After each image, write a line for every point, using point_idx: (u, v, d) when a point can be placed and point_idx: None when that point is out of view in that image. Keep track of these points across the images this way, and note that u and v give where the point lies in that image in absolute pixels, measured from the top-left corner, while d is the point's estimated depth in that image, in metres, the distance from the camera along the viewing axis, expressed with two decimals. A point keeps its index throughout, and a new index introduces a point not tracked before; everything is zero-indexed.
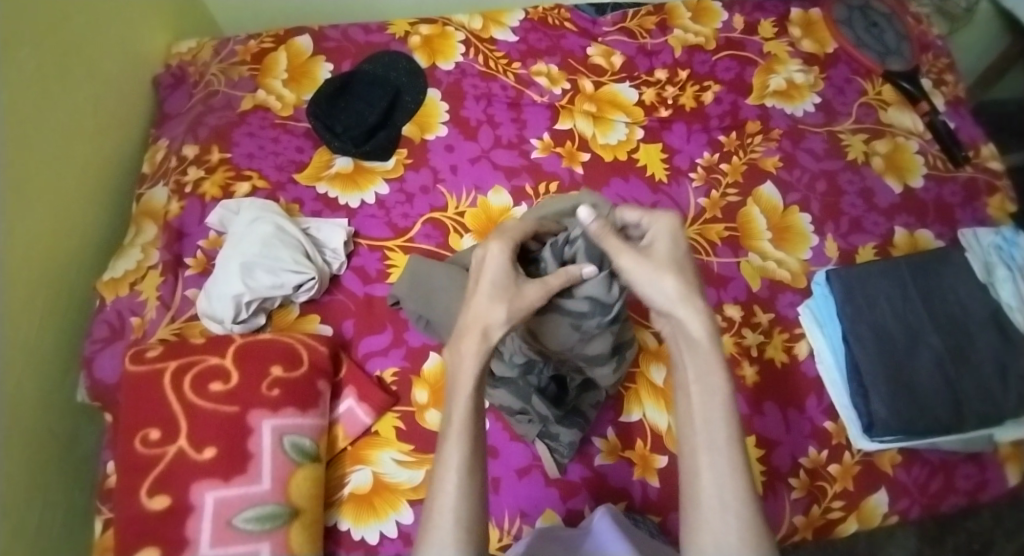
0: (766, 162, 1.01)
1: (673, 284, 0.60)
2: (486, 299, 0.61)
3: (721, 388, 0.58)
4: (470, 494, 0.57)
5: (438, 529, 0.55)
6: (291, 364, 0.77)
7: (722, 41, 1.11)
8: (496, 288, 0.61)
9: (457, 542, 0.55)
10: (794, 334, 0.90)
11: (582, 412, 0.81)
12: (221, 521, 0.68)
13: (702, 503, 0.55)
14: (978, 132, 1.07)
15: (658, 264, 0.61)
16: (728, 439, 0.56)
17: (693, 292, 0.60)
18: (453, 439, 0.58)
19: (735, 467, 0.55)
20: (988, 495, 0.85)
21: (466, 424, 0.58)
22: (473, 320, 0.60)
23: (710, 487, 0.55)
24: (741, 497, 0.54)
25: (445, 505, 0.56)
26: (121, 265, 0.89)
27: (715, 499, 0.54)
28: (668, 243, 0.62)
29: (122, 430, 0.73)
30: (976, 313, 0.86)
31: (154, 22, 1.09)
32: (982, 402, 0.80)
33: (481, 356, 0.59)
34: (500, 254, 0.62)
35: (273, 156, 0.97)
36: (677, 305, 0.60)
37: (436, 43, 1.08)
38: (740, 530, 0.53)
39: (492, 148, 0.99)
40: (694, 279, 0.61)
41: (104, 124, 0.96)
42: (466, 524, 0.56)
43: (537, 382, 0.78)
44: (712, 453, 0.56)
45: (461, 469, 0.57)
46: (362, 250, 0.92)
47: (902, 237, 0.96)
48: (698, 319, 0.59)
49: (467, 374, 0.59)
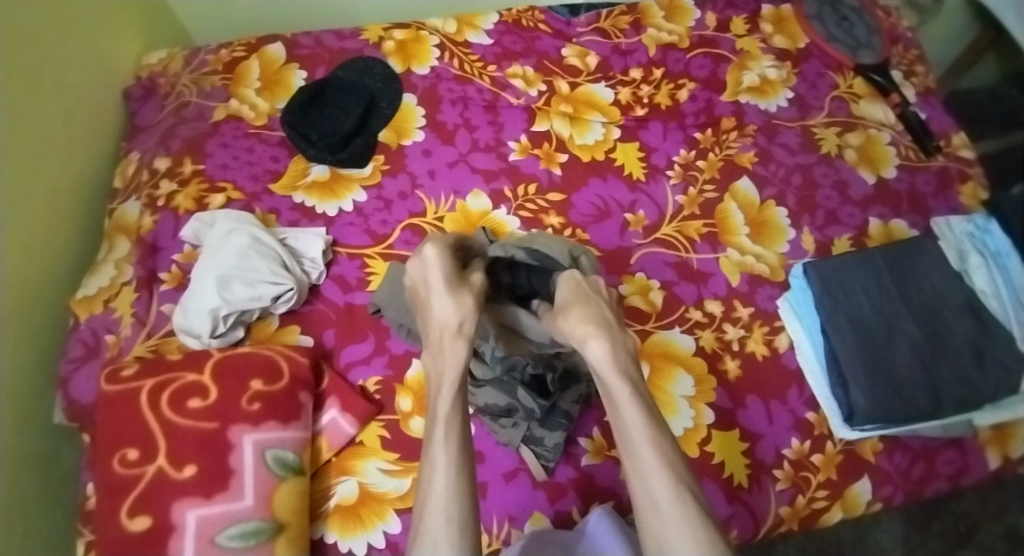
0: (742, 158, 1.01)
1: (577, 322, 0.67)
2: (446, 298, 0.67)
3: (627, 399, 0.63)
4: (460, 492, 0.57)
5: (434, 531, 0.55)
6: (271, 378, 0.77)
7: (695, 39, 1.12)
8: (449, 287, 0.67)
9: (453, 544, 0.55)
10: (775, 326, 0.90)
11: (565, 411, 0.80)
12: (204, 539, 0.67)
13: (644, 513, 0.59)
14: (949, 122, 1.09)
15: (583, 317, 0.67)
16: (660, 458, 0.60)
17: (610, 340, 0.66)
18: (440, 442, 0.60)
19: (659, 467, 0.59)
20: (970, 479, 0.86)
21: (450, 429, 0.61)
22: (443, 320, 0.66)
23: (643, 499, 0.59)
24: (669, 492, 0.58)
25: (436, 507, 0.57)
26: (95, 282, 0.87)
27: (658, 507, 0.58)
28: (570, 290, 0.71)
29: (100, 451, 0.71)
30: (951, 300, 0.87)
31: (123, 33, 1.07)
32: (960, 388, 0.82)
33: (462, 349, 0.65)
34: (442, 255, 0.70)
35: (247, 167, 0.96)
36: (599, 357, 0.65)
37: (410, 48, 1.07)
38: (686, 532, 0.57)
39: (470, 152, 0.99)
40: (612, 330, 0.67)
41: (75, 138, 0.94)
42: (458, 523, 0.56)
43: (522, 376, 0.79)
44: (637, 463, 0.60)
45: (450, 469, 0.58)
46: (341, 258, 0.91)
47: (877, 228, 0.98)
48: (602, 347, 0.65)
49: (449, 373, 0.64)
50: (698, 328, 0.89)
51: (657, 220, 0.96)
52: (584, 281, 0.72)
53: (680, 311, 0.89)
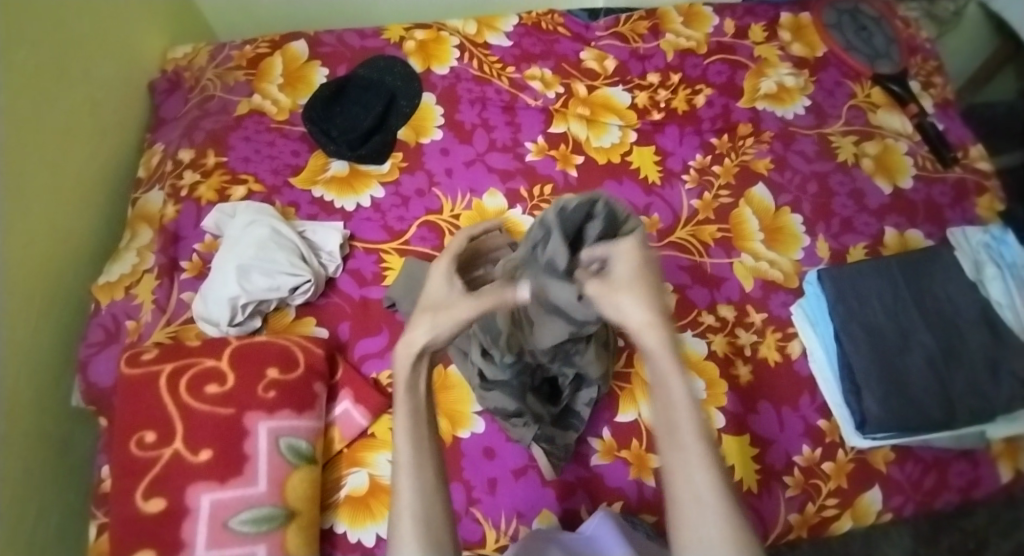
0: (758, 164, 1.02)
1: (631, 307, 0.50)
2: (422, 316, 0.57)
3: (675, 376, 0.49)
4: (430, 495, 0.55)
5: (400, 533, 0.53)
6: (287, 366, 0.78)
7: (714, 45, 1.12)
8: (427, 306, 0.58)
9: (420, 542, 0.52)
10: (787, 333, 0.90)
11: (575, 413, 0.81)
12: (217, 523, 0.68)
13: (678, 512, 0.49)
14: (967, 133, 1.09)
15: (614, 285, 0.51)
16: (701, 446, 0.49)
17: (653, 307, 0.50)
18: (401, 442, 0.55)
19: (704, 463, 0.48)
20: (982, 492, 0.86)
21: (413, 437, 0.55)
22: (412, 337, 0.56)
23: (682, 493, 0.48)
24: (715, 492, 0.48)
25: (402, 509, 0.54)
26: (117, 268, 0.89)
27: (691, 514, 0.48)
28: (631, 266, 0.52)
29: (118, 433, 0.73)
30: (966, 310, 0.87)
31: (149, 26, 1.09)
32: (973, 398, 0.81)
33: (413, 364, 0.56)
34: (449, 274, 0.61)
35: (268, 160, 0.98)
36: (638, 325, 0.50)
37: (431, 48, 1.09)
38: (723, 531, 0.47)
39: (487, 151, 1.00)
40: (657, 294, 0.51)
41: (100, 127, 0.96)
42: (427, 522, 0.53)
43: (531, 381, 0.78)
44: (682, 458, 0.49)
45: (415, 466, 0.55)
46: (358, 252, 0.92)
47: (892, 237, 0.98)
48: (649, 326, 0.49)
49: (404, 380, 0.56)
50: (710, 332, 0.88)
51: (672, 223, 0.96)
52: (637, 250, 0.53)
53: (693, 314, 0.89)
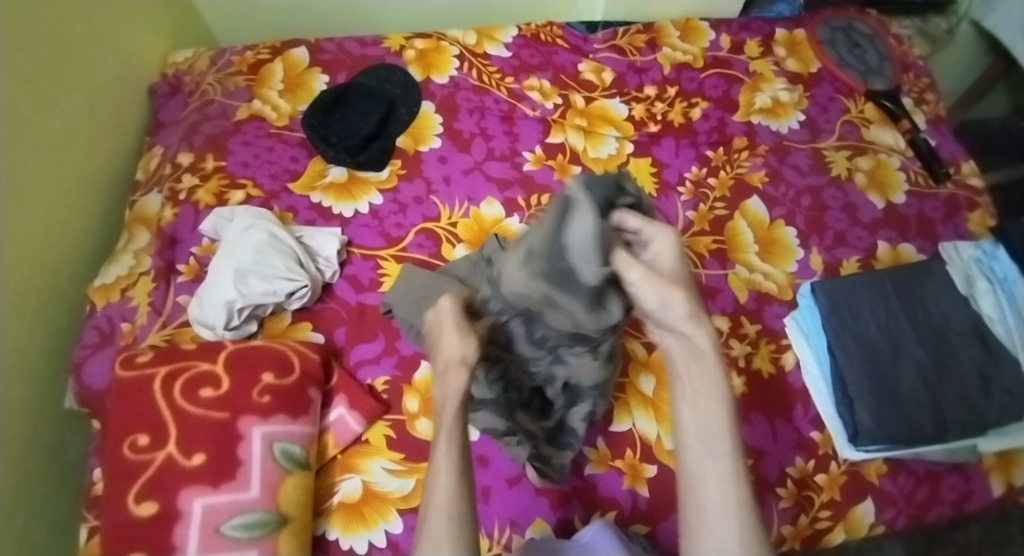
0: (753, 177, 1.03)
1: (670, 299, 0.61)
2: (454, 335, 0.67)
3: (718, 389, 0.62)
4: (460, 497, 0.60)
5: (435, 532, 0.58)
6: (283, 372, 0.78)
7: (710, 59, 1.14)
8: (456, 327, 0.67)
9: (453, 541, 0.57)
10: (781, 345, 0.91)
11: (571, 428, 0.79)
12: (209, 528, 0.68)
13: (702, 505, 0.58)
14: (958, 150, 1.11)
15: (667, 281, 0.61)
16: (730, 450, 0.60)
17: (699, 310, 0.63)
18: (444, 445, 0.62)
19: (727, 461, 0.59)
20: (974, 505, 0.86)
21: (451, 451, 0.62)
22: (448, 353, 0.67)
23: (713, 494, 0.58)
24: (734, 487, 0.58)
25: (439, 507, 0.59)
26: (113, 271, 0.89)
27: (716, 504, 0.58)
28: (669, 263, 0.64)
29: (111, 436, 0.72)
30: (957, 324, 0.88)
31: (150, 30, 1.09)
32: (965, 412, 0.82)
33: (466, 381, 0.65)
34: (454, 301, 0.70)
35: (267, 165, 0.98)
36: (689, 325, 0.62)
37: (431, 57, 1.09)
38: (741, 534, 0.56)
39: (485, 160, 1.01)
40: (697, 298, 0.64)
41: (99, 130, 0.97)
42: (461, 524, 0.59)
43: (519, 398, 0.78)
44: (709, 454, 0.60)
45: (454, 469, 0.61)
46: (355, 259, 0.92)
47: (885, 251, 0.99)
48: (701, 330, 0.63)
49: (453, 391, 0.65)
50: None
51: None
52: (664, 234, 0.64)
53: None
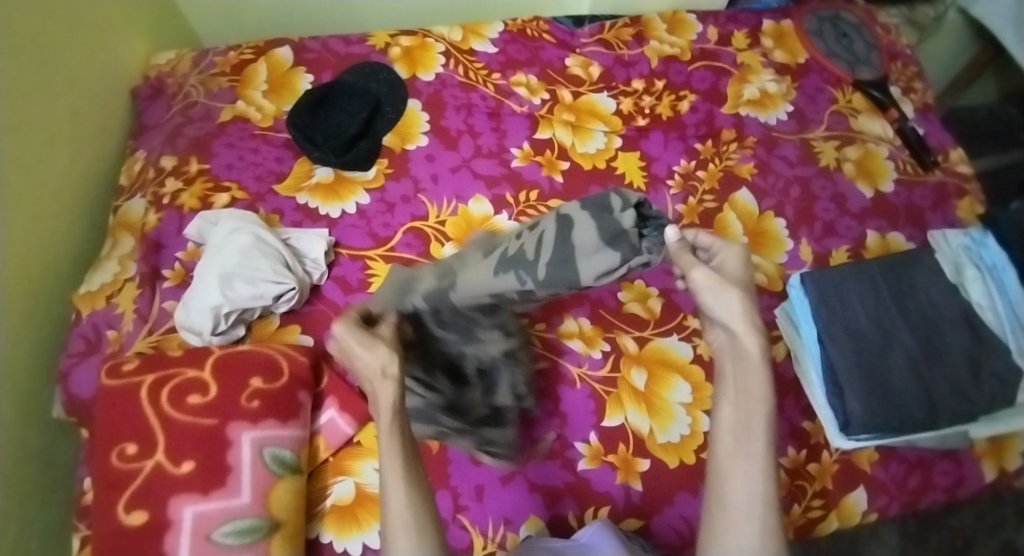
0: (742, 168, 1.02)
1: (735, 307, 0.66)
2: (363, 353, 0.67)
3: (761, 387, 0.64)
4: (417, 503, 0.62)
5: (394, 536, 0.60)
6: (271, 376, 0.77)
7: (697, 51, 1.13)
8: (360, 341, 0.68)
9: (413, 544, 0.60)
10: (771, 336, 0.92)
11: (503, 408, 0.80)
12: (200, 536, 0.67)
13: (731, 507, 0.61)
14: (946, 138, 1.11)
15: (722, 282, 0.66)
16: (765, 449, 0.62)
17: (752, 312, 0.66)
18: (389, 455, 0.63)
19: (763, 475, 0.61)
20: (966, 491, 0.87)
21: (397, 464, 0.63)
22: (368, 370, 0.67)
23: (741, 492, 0.61)
24: (766, 502, 0.60)
25: (400, 521, 0.61)
26: (98, 278, 0.88)
27: (743, 501, 0.60)
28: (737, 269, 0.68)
29: (99, 445, 0.72)
30: (947, 311, 0.88)
31: (132, 32, 1.08)
32: (956, 400, 0.82)
33: (393, 390, 0.66)
34: (348, 323, 0.69)
35: (252, 167, 0.97)
36: (739, 328, 0.65)
37: (416, 54, 1.09)
38: (761, 533, 0.59)
39: (473, 157, 1.00)
40: (754, 300, 0.67)
41: (82, 135, 0.95)
42: (417, 527, 0.61)
43: (438, 390, 0.79)
44: (746, 464, 0.62)
45: (404, 479, 0.62)
46: (343, 259, 0.91)
47: (874, 240, 0.99)
48: (752, 333, 0.65)
49: (386, 403, 0.65)
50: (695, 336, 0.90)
51: None
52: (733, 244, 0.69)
53: (679, 317, 0.91)
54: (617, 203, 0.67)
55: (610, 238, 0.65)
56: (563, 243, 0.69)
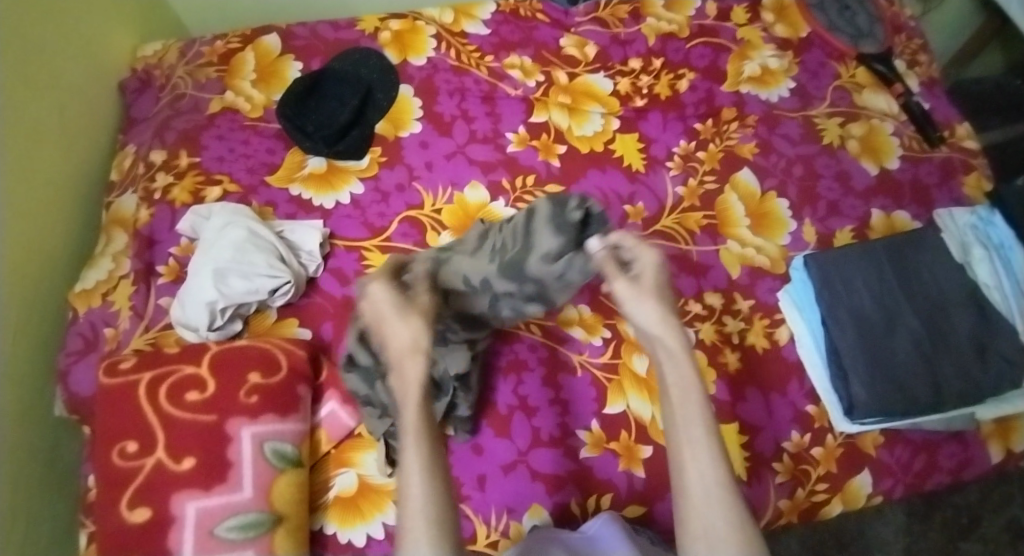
0: (743, 148, 1.00)
1: (651, 311, 0.62)
2: (398, 323, 0.63)
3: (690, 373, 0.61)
4: (439, 497, 0.57)
5: (414, 531, 0.55)
6: (269, 370, 0.76)
7: (696, 28, 1.10)
8: (395, 311, 0.63)
9: (434, 544, 0.54)
10: (775, 319, 0.90)
11: None
12: (203, 531, 0.67)
13: (690, 501, 0.58)
14: (953, 112, 1.08)
15: (642, 291, 0.62)
16: (706, 432, 0.59)
17: (672, 314, 0.63)
18: (412, 441, 0.58)
19: (716, 458, 0.58)
20: (971, 472, 0.86)
21: (421, 452, 0.58)
22: (398, 342, 0.62)
23: (698, 484, 0.57)
24: (722, 485, 0.57)
25: (414, 509, 0.56)
26: (93, 275, 0.87)
27: (702, 488, 0.57)
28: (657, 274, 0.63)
29: (99, 444, 0.71)
30: (952, 292, 0.86)
31: (117, 24, 1.06)
32: (961, 382, 0.81)
33: (422, 366, 0.61)
34: (386, 287, 0.65)
35: (243, 159, 0.96)
36: (658, 331, 0.62)
37: (407, 38, 1.06)
38: (725, 517, 0.56)
39: (468, 143, 0.98)
40: (673, 302, 0.64)
41: (71, 131, 0.94)
42: (440, 524, 0.55)
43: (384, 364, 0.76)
44: (696, 452, 0.59)
45: (426, 471, 0.57)
46: (338, 251, 0.90)
47: (879, 219, 0.97)
48: (673, 337, 0.62)
49: (412, 379, 0.61)
50: (697, 321, 0.87)
51: (656, 211, 0.95)
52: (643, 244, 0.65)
53: (680, 303, 0.88)
54: (572, 202, 0.72)
55: (558, 227, 0.71)
56: (526, 231, 0.74)
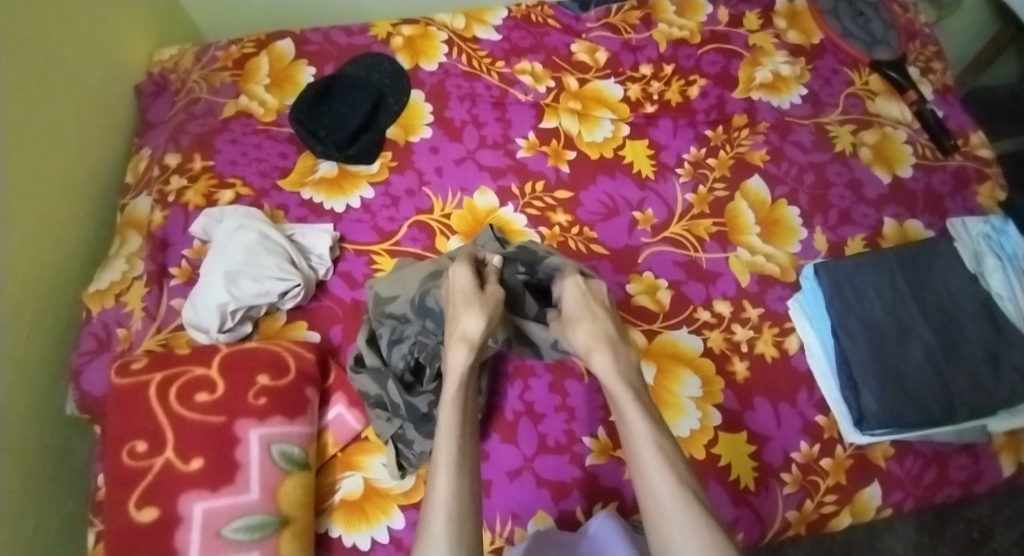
0: (754, 155, 1.00)
1: (582, 334, 0.72)
2: (460, 309, 0.72)
3: (623, 391, 0.67)
4: (461, 494, 0.61)
5: (434, 536, 0.59)
6: (277, 373, 0.77)
7: (707, 34, 1.10)
8: (467, 297, 0.72)
9: (452, 544, 0.58)
10: (784, 328, 0.89)
11: (432, 418, 0.78)
12: (210, 532, 0.68)
13: (649, 515, 0.61)
14: (967, 120, 1.06)
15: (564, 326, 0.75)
16: (654, 441, 0.63)
17: (599, 338, 0.71)
18: (446, 432, 0.65)
19: (662, 466, 0.62)
20: (982, 485, 0.85)
21: (451, 445, 0.64)
22: (452, 325, 0.71)
23: (646, 496, 0.62)
24: (673, 493, 0.60)
25: (439, 502, 0.61)
26: (107, 276, 0.89)
27: (654, 495, 0.61)
28: (570, 303, 0.75)
29: (110, 443, 0.72)
30: (966, 302, 0.86)
31: (134, 29, 1.08)
32: (974, 393, 0.80)
33: (463, 352, 0.69)
34: (465, 270, 0.75)
35: (256, 163, 0.97)
36: (591, 353, 0.70)
37: (418, 44, 1.07)
38: (682, 523, 0.59)
39: (478, 148, 0.99)
40: (603, 323, 0.73)
41: (88, 134, 0.96)
42: (458, 527, 0.59)
43: (397, 368, 0.79)
44: (642, 466, 0.63)
45: (452, 467, 0.62)
46: (348, 254, 0.91)
47: (891, 228, 0.96)
48: (607, 358, 0.69)
49: (456, 366, 0.69)
50: (706, 328, 0.87)
51: (666, 218, 0.95)
52: (587, 290, 0.77)
53: (688, 310, 0.88)
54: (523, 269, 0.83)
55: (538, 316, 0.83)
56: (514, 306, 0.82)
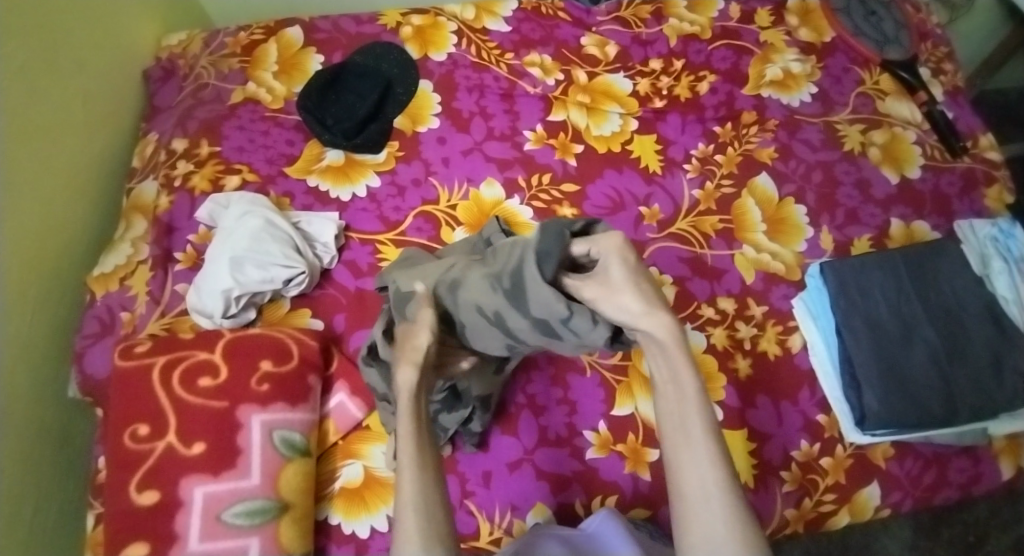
0: (762, 153, 0.99)
1: (633, 303, 0.53)
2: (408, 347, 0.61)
3: (679, 363, 0.55)
4: (430, 489, 0.57)
5: (405, 529, 0.55)
6: (281, 359, 0.77)
7: (718, 30, 1.09)
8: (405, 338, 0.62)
9: (423, 541, 0.54)
10: (788, 326, 0.89)
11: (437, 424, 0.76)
12: (210, 516, 0.68)
13: (686, 504, 0.54)
14: (977, 122, 1.06)
15: (610, 289, 0.53)
16: (704, 432, 0.55)
17: (649, 298, 0.53)
18: (404, 438, 0.58)
19: (715, 460, 0.54)
20: (982, 488, 0.85)
21: (413, 449, 0.57)
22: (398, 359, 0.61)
23: (694, 487, 0.53)
24: (721, 488, 0.53)
25: (404, 501, 0.56)
26: (112, 260, 0.89)
27: (698, 487, 0.53)
28: (618, 260, 0.54)
29: (111, 425, 0.72)
30: (970, 304, 0.85)
31: (143, 14, 1.08)
32: (977, 396, 0.80)
33: (410, 374, 0.59)
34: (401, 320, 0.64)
35: (262, 150, 0.96)
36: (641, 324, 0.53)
37: (427, 33, 1.07)
38: (728, 521, 0.52)
39: (485, 140, 0.98)
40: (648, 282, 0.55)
41: (95, 116, 0.96)
42: (426, 519, 0.55)
43: None
44: (691, 452, 0.54)
45: (416, 465, 0.57)
46: (353, 243, 0.91)
47: (898, 229, 0.96)
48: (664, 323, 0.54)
49: (405, 383, 0.59)
50: (710, 325, 0.87)
51: (672, 214, 0.95)
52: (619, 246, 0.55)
53: (692, 306, 0.88)
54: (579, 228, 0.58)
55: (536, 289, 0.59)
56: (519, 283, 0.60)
